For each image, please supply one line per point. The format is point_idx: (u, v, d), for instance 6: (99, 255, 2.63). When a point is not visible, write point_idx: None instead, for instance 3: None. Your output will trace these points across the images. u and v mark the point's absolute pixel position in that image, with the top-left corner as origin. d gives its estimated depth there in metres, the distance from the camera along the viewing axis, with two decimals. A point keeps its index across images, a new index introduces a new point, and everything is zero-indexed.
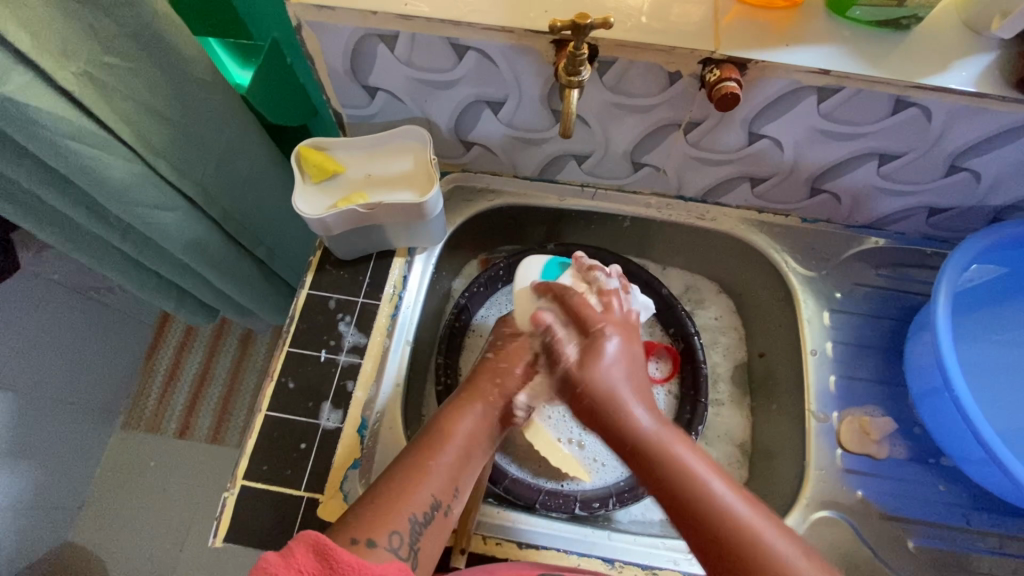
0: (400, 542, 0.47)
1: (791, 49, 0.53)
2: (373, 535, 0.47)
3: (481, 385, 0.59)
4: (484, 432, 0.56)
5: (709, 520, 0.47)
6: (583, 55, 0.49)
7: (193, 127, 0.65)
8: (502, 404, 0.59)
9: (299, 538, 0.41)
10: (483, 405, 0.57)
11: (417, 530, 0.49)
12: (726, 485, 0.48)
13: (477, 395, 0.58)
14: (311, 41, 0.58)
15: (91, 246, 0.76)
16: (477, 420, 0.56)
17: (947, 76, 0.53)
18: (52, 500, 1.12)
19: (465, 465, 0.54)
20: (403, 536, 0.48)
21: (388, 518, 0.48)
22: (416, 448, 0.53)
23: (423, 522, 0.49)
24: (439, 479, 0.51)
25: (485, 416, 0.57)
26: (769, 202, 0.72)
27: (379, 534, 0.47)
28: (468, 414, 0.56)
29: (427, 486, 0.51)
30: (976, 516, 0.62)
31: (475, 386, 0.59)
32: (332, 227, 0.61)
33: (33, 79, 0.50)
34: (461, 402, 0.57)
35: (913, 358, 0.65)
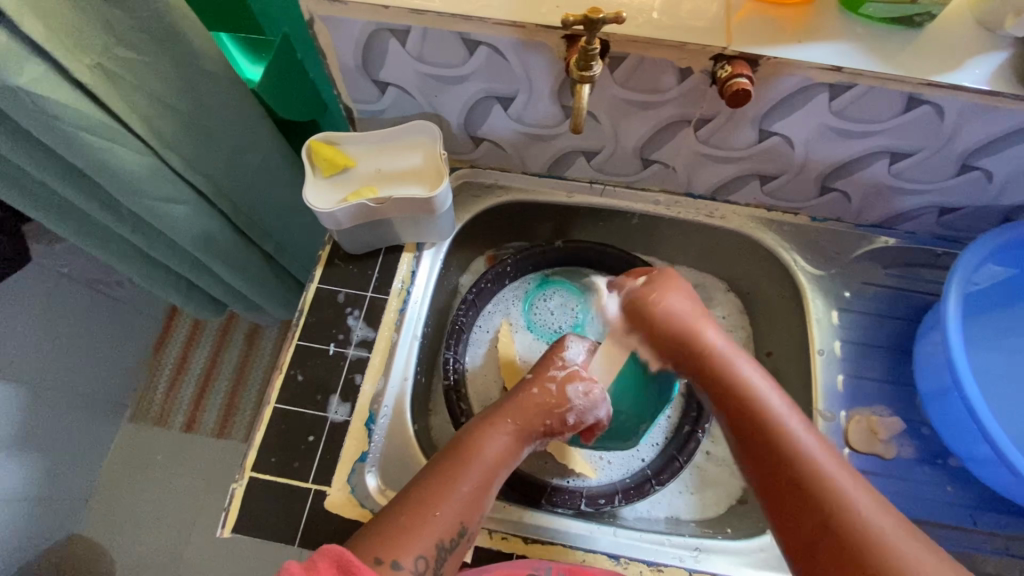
0: (424, 566, 0.48)
1: (803, 45, 0.53)
2: (397, 556, 0.48)
3: (509, 409, 0.60)
4: (509, 455, 0.57)
5: (819, 494, 0.47)
6: (594, 50, 0.49)
7: (204, 120, 0.66)
8: (529, 432, 0.59)
9: (322, 552, 0.44)
10: (510, 429, 0.58)
11: (443, 554, 0.50)
12: (815, 440, 0.50)
13: (507, 420, 0.59)
14: (323, 36, 0.58)
15: (103, 239, 0.77)
16: (504, 443, 0.57)
17: (960, 73, 0.52)
18: (60, 490, 1.13)
19: (488, 490, 0.55)
20: (428, 561, 0.49)
21: (415, 540, 0.49)
22: (445, 465, 0.54)
23: (447, 548, 0.50)
24: (464, 502, 0.52)
25: (513, 441, 0.58)
26: (778, 200, 0.72)
27: (403, 556, 0.48)
28: (495, 436, 0.57)
29: (451, 509, 0.52)
30: (984, 517, 0.62)
31: (505, 409, 0.60)
32: (342, 221, 0.62)
33: (48, 71, 0.50)
34: (489, 424, 0.58)
35: (921, 358, 0.65)
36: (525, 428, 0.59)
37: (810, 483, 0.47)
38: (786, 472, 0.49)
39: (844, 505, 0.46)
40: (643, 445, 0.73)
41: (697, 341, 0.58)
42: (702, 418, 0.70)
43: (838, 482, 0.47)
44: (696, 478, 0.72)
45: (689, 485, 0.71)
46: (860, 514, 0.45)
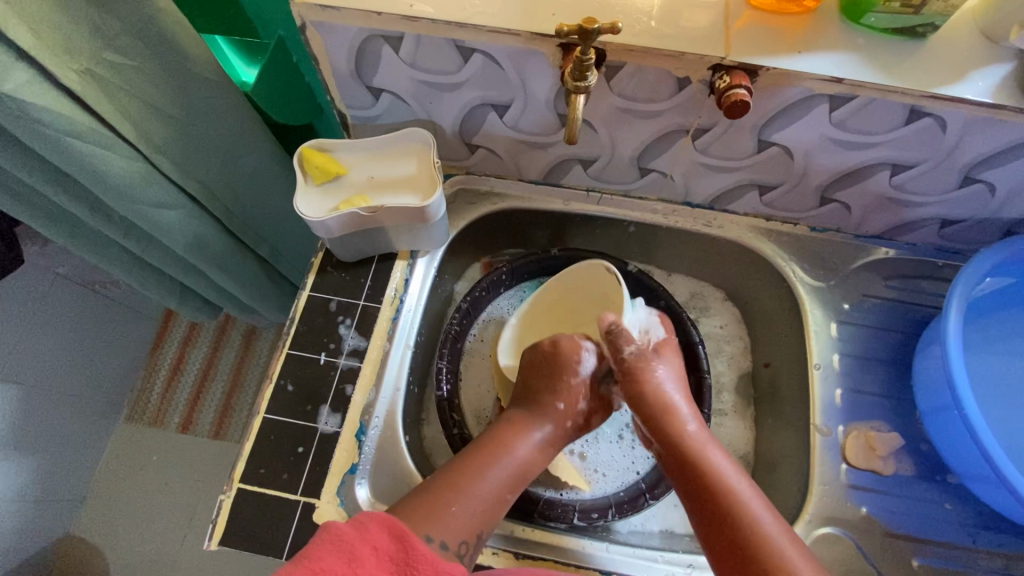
0: (452, 544, 0.49)
1: (803, 56, 0.52)
2: (427, 531, 0.48)
3: (550, 401, 0.61)
4: (538, 454, 0.59)
5: (757, 536, 0.49)
6: (590, 60, 0.48)
7: (197, 126, 0.65)
8: (563, 432, 0.61)
9: (372, 515, 0.42)
10: (546, 424, 0.60)
11: (471, 536, 0.50)
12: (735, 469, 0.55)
13: (542, 415, 0.60)
14: (315, 41, 0.57)
15: (95, 243, 0.76)
16: (539, 439, 0.59)
17: (963, 86, 0.51)
18: (53, 492, 1.12)
19: (519, 480, 0.57)
20: (455, 541, 0.49)
21: (441, 519, 0.49)
22: (479, 456, 0.56)
23: (473, 531, 0.51)
24: (496, 487, 0.54)
25: (547, 438, 0.60)
26: (777, 210, 0.71)
27: (433, 533, 0.48)
28: (528, 434, 0.59)
29: (480, 494, 0.53)
30: (983, 536, 0.61)
31: (543, 404, 0.61)
32: (334, 230, 0.61)
33: (35, 77, 0.50)
34: (517, 423, 0.60)
35: (921, 373, 0.64)
36: (556, 428, 0.61)
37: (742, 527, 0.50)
38: (723, 522, 0.51)
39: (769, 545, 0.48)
40: (639, 457, 0.72)
41: (663, 406, 0.59)
42: None
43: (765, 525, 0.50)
44: None
45: None
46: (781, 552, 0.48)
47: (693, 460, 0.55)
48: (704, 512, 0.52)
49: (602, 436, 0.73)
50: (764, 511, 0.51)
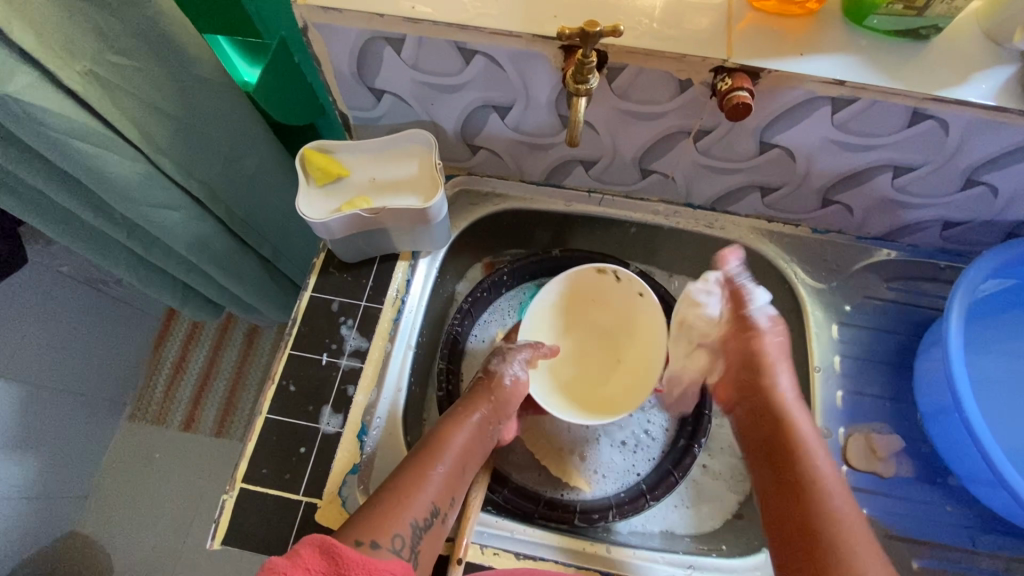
0: (402, 543, 0.50)
1: (805, 58, 0.52)
2: (375, 536, 0.49)
3: (476, 402, 0.63)
4: (473, 448, 0.61)
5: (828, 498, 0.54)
6: (591, 62, 0.48)
7: (199, 127, 0.65)
8: (490, 426, 0.63)
9: (303, 542, 0.43)
10: (475, 420, 0.62)
11: (417, 534, 0.52)
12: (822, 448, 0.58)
13: (472, 408, 0.62)
14: (317, 43, 0.57)
15: (98, 242, 0.77)
16: (471, 433, 0.61)
17: (966, 88, 0.51)
18: (57, 490, 1.13)
19: (460, 473, 0.58)
20: (404, 539, 0.51)
21: (388, 522, 0.51)
22: (418, 455, 0.57)
23: (422, 527, 0.53)
24: (438, 486, 0.55)
25: (478, 431, 0.61)
26: (778, 211, 0.71)
27: (382, 536, 0.50)
28: (462, 430, 0.60)
29: (426, 492, 0.54)
30: (984, 539, 0.61)
31: (469, 402, 0.63)
32: (336, 231, 0.61)
33: (38, 79, 0.50)
34: (453, 418, 0.61)
35: (922, 375, 0.64)
36: (484, 425, 0.62)
37: (819, 486, 0.55)
38: (800, 482, 0.56)
39: (829, 511, 0.53)
40: (639, 459, 0.72)
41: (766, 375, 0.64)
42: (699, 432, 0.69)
43: (830, 495, 0.54)
44: (692, 491, 0.71)
45: (684, 499, 0.70)
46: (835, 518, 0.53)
47: (780, 420, 0.60)
48: (779, 472, 0.58)
49: (603, 438, 0.73)
50: (833, 478, 0.56)
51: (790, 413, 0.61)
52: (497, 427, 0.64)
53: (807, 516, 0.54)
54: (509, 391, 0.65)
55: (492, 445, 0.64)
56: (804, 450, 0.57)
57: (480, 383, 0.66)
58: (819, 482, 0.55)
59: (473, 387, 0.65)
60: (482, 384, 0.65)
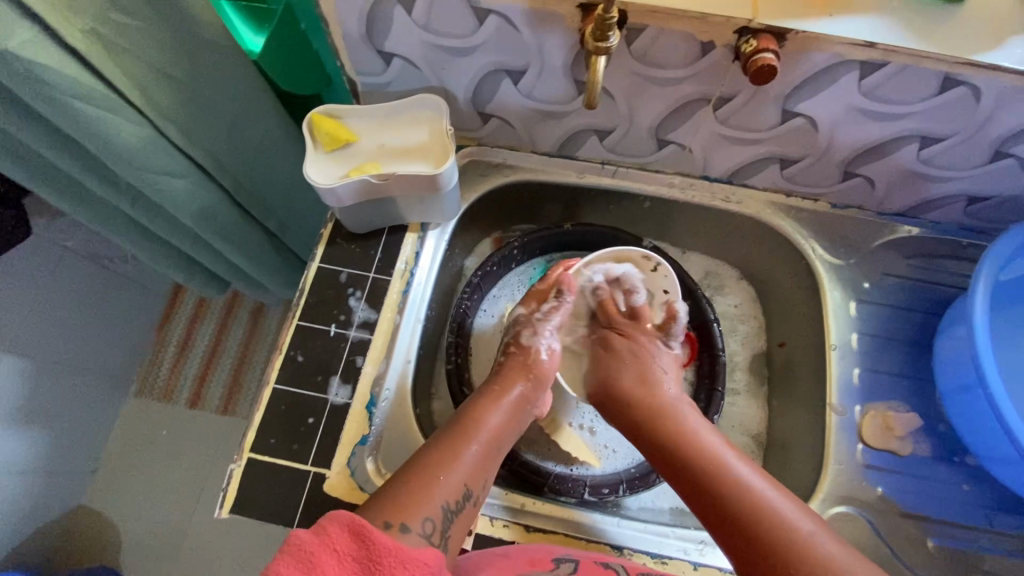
0: (433, 528, 0.46)
1: (834, 19, 0.49)
2: (406, 519, 0.45)
3: (512, 379, 0.61)
4: (507, 428, 0.58)
5: (724, 491, 0.51)
6: (612, 19, 0.46)
7: (204, 91, 0.63)
8: (528, 404, 0.61)
9: (332, 517, 0.39)
10: (512, 399, 0.60)
11: (449, 518, 0.48)
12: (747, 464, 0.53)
13: (509, 384, 0.61)
14: (326, 2, 0.55)
15: (102, 212, 0.76)
16: (505, 415, 0.58)
17: (1003, 52, 0.49)
18: (66, 463, 1.14)
19: (492, 457, 0.55)
20: (436, 523, 0.47)
21: (421, 504, 0.47)
22: (449, 434, 0.54)
23: (454, 510, 0.49)
24: (471, 467, 0.52)
25: (513, 412, 0.59)
26: (798, 185, 0.69)
27: (413, 519, 0.45)
28: (497, 408, 0.58)
29: (457, 472, 0.51)
30: (1000, 519, 0.60)
31: (504, 381, 0.61)
32: (344, 199, 0.60)
33: (40, 35, 0.48)
34: (485, 398, 0.59)
35: (942, 353, 0.63)
36: (520, 406, 0.60)
37: (730, 500, 0.51)
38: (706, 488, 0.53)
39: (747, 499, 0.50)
40: None
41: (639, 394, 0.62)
42: (710, 410, 0.69)
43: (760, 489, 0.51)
44: None
45: None
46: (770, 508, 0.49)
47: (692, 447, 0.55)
48: (695, 488, 0.54)
49: None
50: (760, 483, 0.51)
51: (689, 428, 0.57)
52: (534, 405, 0.62)
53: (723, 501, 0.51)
54: (544, 370, 0.63)
55: (526, 426, 0.61)
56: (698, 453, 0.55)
57: (515, 359, 0.64)
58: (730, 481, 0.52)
59: (504, 366, 0.63)
60: (517, 360, 0.63)
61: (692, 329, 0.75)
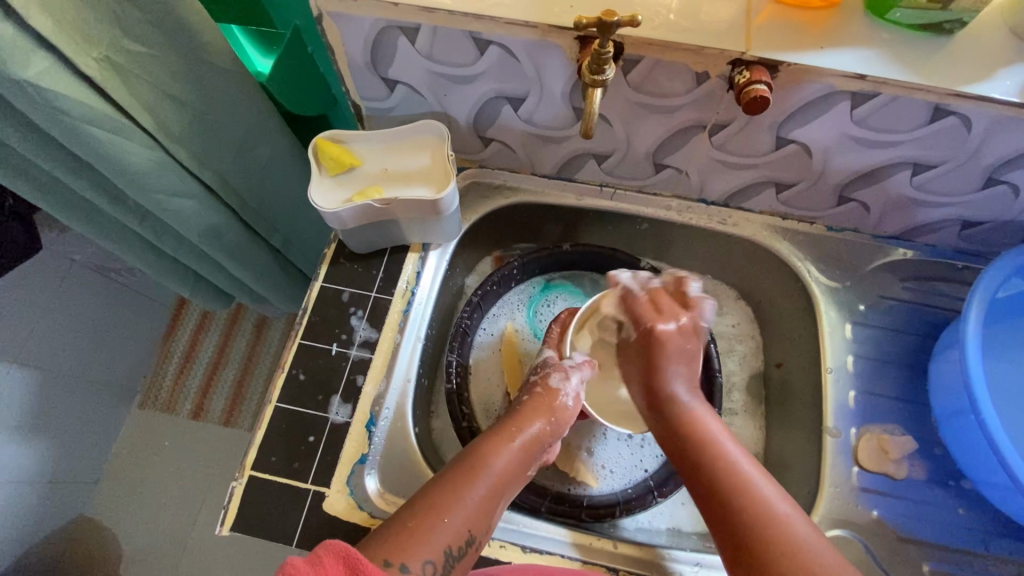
0: (433, 570, 0.45)
1: (825, 51, 0.51)
2: (406, 558, 0.44)
3: (529, 423, 0.59)
4: (516, 470, 0.56)
5: (741, 506, 0.49)
6: (608, 53, 0.47)
7: (213, 115, 0.65)
8: (539, 447, 0.59)
9: (327, 546, 0.40)
10: (522, 444, 0.57)
11: (450, 563, 0.47)
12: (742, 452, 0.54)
13: (523, 426, 0.59)
14: (332, 32, 0.57)
15: (111, 230, 0.77)
16: (516, 457, 0.56)
17: (990, 84, 0.50)
18: (68, 474, 1.15)
19: (499, 502, 0.53)
20: (436, 566, 0.46)
21: (423, 544, 0.46)
22: (459, 472, 0.52)
23: (455, 556, 0.48)
24: (477, 511, 0.51)
25: (524, 457, 0.57)
26: (793, 208, 0.70)
27: (412, 559, 0.45)
28: (506, 449, 0.56)
29: (464, 517, 0.49)
30: (996, 543, 0.60)
31: (520, 419, 0.60)
32: (347, 221, 0.61)
33: (55, 64, 0.50)
34: (499, 437, 0.57)
35: (937, 376, 0.63)
36: (532, 449, 0.58)
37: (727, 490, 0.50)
38: (719, 493, 0.51)
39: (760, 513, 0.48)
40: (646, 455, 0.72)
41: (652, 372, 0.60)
42: None
43: (772, 500, 0.49)
44: None
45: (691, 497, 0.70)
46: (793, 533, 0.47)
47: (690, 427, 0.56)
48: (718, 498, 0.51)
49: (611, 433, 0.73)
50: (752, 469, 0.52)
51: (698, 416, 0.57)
52: (545, 447, 0.60)
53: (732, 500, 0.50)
54: (564, 415, 0.62)
55: (535, 468, 0.59)
56: (727, 474, 0.51)
57: (530, 400, 0.63)
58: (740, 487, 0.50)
59: (522, 405, 0.61)
60: (541, 401, 0.62)
61: None
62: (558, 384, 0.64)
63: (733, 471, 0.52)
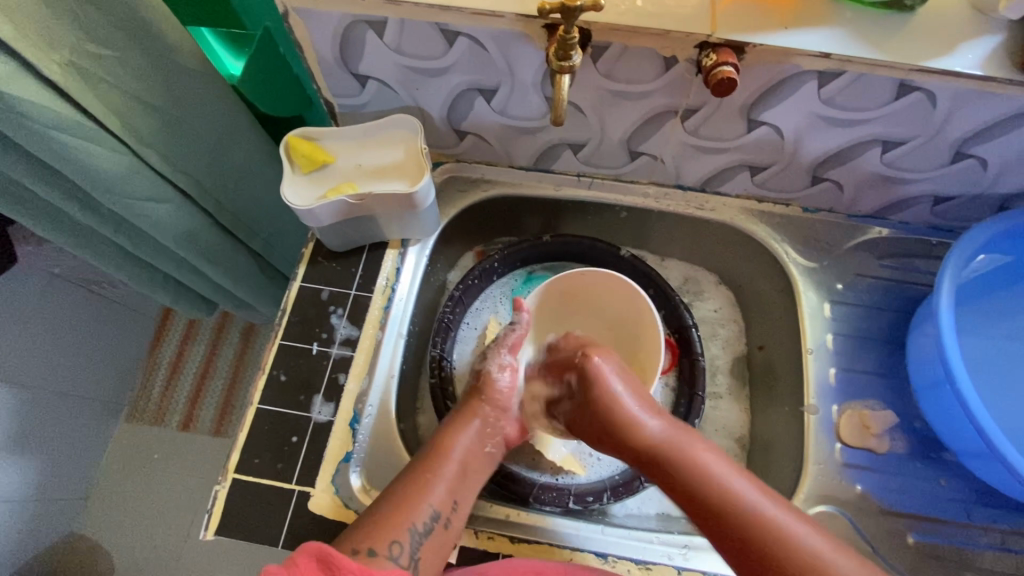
0: (400, 550, 0.50)
1: (790, 31, 0.51)
2: (373, 543, 0.49)
3: (475, 407, 0.63)
4: (475, 451, 0.60)
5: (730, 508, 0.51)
6: (573, 39, 0.47)
7: (184, 118, 0.64)
8: (495, 423, 0.63)
9: (302, 547, 0.43)
10: (477, 425, 0.61)
11: (418, 540, 0.51)
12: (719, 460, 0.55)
13: (473, 412, 0.62)
14: (299, 29, 0.57)
15: (86, 238, 0.76)
16: (472, 436, 0.60)
17: (953, 58, 0.51)
18: (56, 490, 1.13)
19: (462, 476, 0.57)
20: (404, 545, 0.51)
21: (388, 527, 0.51)
22: (420, 460, 0.57)
23: (423, 533, 0.52)
24: (440, 490, 0.55)
25: (480, 436, 0.61)
26: (769, 191, 0.70)
27: (379, 542, 0.49)
28: (464, 431, 0.60)
29: (426, 496, 0.54)
30: (979, 512, 0.61)
31: (473, 401, 0.64)
32: (322, 219, 0.61)
33: (17, 69, 0.49)
34: (456, 423, 0.61)
35: (914, 351, 0.64)
36: (488, 426, 0.62)
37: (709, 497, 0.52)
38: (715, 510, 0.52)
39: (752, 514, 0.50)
40: None
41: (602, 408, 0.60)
42: (691, 414, 0.70)
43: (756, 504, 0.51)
44: None
45: None
46: (783, 533, 0.49)
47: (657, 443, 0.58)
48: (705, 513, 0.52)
49: None
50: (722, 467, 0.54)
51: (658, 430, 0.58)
52: (504, 424, 0.64)
53: (721, 510, 0.51)
54: (504, 393, 0.64)
55: (501, 444, 0.63)
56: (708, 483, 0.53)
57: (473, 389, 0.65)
58: (732, 498, 0.51)
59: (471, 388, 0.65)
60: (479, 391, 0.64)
61: (673, 335, 0.76)
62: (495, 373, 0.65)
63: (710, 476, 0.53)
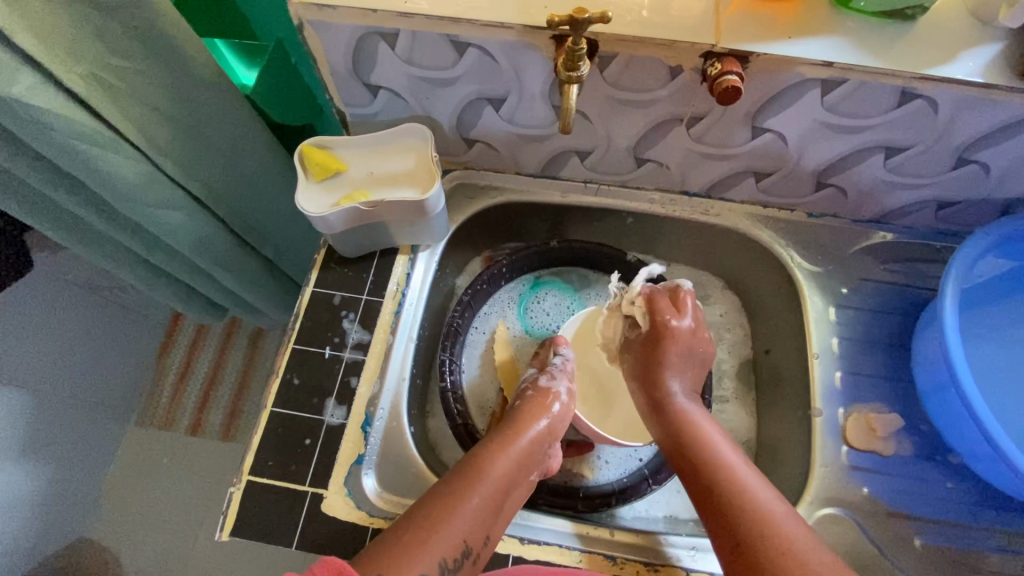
0: None
1: (794, 41, 0.52)
2: (402, 570, 0.46)
3: (529, 423, 0.63)
4: (514, 478, 0.58)
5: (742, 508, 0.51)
6: (581, 49, 0.49)
7: (200, 127, 0.66)
8: (539, 449, 0.62)
9: (321, 562, 0.42)
10: (517, 455, 0.59)
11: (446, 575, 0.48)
12: (746, 467, 0.56)
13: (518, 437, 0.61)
14: (314, 41, 0.58)
15: (102, 245, 0.78)
16: (511, 463, 0.58)
17: (954, 66, 0.52)
18: (68, 494, 1.14)
19: (495, 512, 0.55)
20: None
21: (420, 555, 0.48)
22: (452, 483, 0.55)
23: (451, 569, 0.49)
24: (470, 520, 0.52)
25: (518, 466, 0.59)
26: (773, 196, 0.71)
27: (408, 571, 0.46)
28: (502, 456, 0.59)
29: (456, 525, 0.51)
30: (986, 515, 0.61)
31: (520, 423, 0.63)
32: (335, 225, 0.62)
33: (42, 82, 0.51)
34: (496, 446, 0.60)
35: (919, 354, 0.64)
36: (529, 455, 0.61)
37: (727, 495, 0.52)
38: (706, 477, 0.55)
39: (761, 516, 0.49)
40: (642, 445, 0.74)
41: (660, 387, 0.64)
42: None
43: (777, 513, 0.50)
44: None
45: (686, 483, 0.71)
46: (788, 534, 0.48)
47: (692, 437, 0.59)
48: (714, 509, 0.52)
49: None
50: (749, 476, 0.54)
51: (699, 424, 0.60)
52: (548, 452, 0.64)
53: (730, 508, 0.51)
54: (560, 412, 0.66)
55: (537, 473, 0.62)
56: (728, 482, 0.53)
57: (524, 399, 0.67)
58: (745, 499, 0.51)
59: (517, 411, 0.65)
60: (533, 401, 0.66)
61: None
62: (548, 384, 0.68)
63: (729, 476, 0.54)
